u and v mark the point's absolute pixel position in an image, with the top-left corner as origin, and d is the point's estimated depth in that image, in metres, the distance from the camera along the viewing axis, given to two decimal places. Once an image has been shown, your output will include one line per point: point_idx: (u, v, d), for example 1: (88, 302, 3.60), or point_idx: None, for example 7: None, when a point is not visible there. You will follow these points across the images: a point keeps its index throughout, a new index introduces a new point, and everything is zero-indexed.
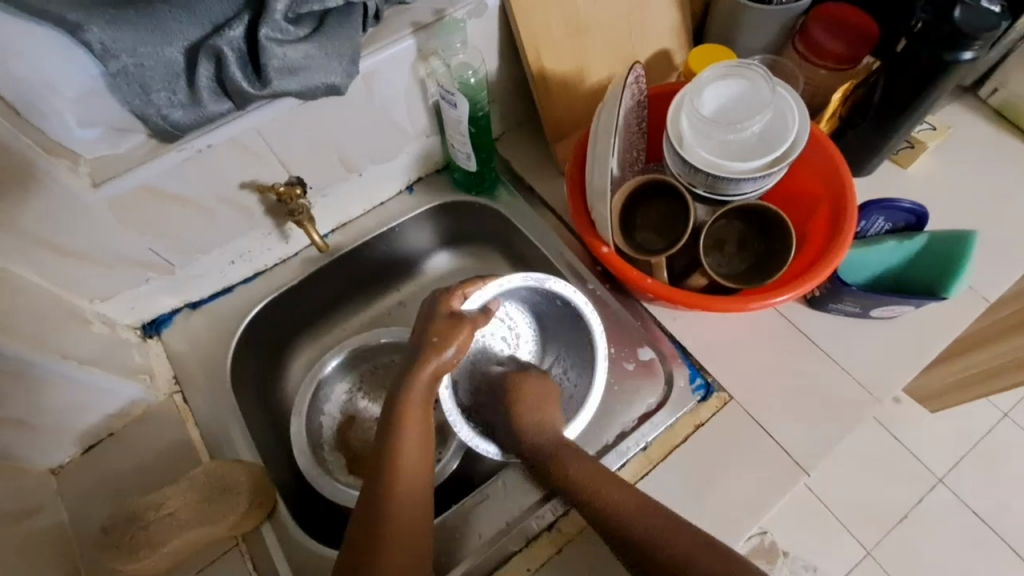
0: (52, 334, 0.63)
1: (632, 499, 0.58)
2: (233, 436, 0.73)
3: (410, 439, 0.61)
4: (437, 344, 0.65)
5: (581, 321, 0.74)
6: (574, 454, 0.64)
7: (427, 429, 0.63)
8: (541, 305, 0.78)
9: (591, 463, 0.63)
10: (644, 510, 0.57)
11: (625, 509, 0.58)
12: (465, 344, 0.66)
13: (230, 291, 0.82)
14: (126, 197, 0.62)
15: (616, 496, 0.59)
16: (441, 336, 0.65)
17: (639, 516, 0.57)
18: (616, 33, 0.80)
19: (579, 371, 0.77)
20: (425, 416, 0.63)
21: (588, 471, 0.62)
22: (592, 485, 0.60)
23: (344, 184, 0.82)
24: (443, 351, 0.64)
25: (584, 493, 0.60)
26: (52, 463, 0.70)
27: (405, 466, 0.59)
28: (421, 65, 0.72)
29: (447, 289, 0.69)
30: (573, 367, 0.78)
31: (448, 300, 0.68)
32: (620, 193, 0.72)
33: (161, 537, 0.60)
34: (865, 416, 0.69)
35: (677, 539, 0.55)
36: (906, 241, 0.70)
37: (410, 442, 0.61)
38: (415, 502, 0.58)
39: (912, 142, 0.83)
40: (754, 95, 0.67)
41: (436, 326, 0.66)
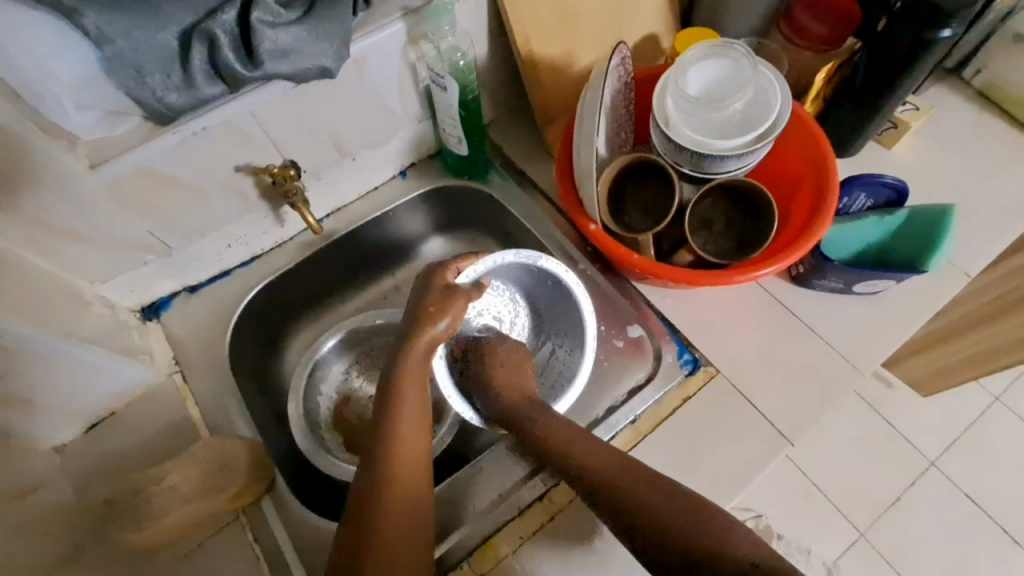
0: (54, 315, 0.64)
1: (610, 452, 0.61)
2: (232, 415, 0.74)
3: (409, 405, 0.62)
4: (431, 320, 0.66)
5: (570, 295, 0.76)
6: (552, 420, 0.66)
7: (422, 414, 0.63)
8: (530, 279, 0.80)
9: (564, 423, 0.65)
10: (617, 463, 0.59)
11: (597, 460, 0.60)
12: (458, 317, 0.68)
13: (227, 274, 0.84)
14: (124, 178, 0.64)
15: (596, 446, 0.61)
16: (437, 309, 0.66)
17: (611, 466, 0.59)
18: (603, 18, 0.81)
19: (571, 347, 0.78)
20: (421, 401, 0.63)
21: (566, 435, 0.63)
22: (568, 440, 0.63)
23: (338, 168, 0.83)
24: (436, 323, 0.66)
25: (558, 449, 0.62)
26: (55, 441, 0.71)
27: (400, 453, 0.59)
28: (412, 50, 0.73)
29: (440, 263, 0.71)
30: (564, 348, 0.79)
31: (443, 273, 0.70)
32: (607, 173, 0.74)
33: (163, 508, 0.62)
34: (848, 387, 0.71)
35: (645, 488, 0.56)
36: (887, 216, 0.72)
37: (405, 425, 0.61)
38: (410, 492, 0.58)
39: (895, 123, 0.84)
40: (736, 73, 0.69)
41: (432, 300, 0.67)
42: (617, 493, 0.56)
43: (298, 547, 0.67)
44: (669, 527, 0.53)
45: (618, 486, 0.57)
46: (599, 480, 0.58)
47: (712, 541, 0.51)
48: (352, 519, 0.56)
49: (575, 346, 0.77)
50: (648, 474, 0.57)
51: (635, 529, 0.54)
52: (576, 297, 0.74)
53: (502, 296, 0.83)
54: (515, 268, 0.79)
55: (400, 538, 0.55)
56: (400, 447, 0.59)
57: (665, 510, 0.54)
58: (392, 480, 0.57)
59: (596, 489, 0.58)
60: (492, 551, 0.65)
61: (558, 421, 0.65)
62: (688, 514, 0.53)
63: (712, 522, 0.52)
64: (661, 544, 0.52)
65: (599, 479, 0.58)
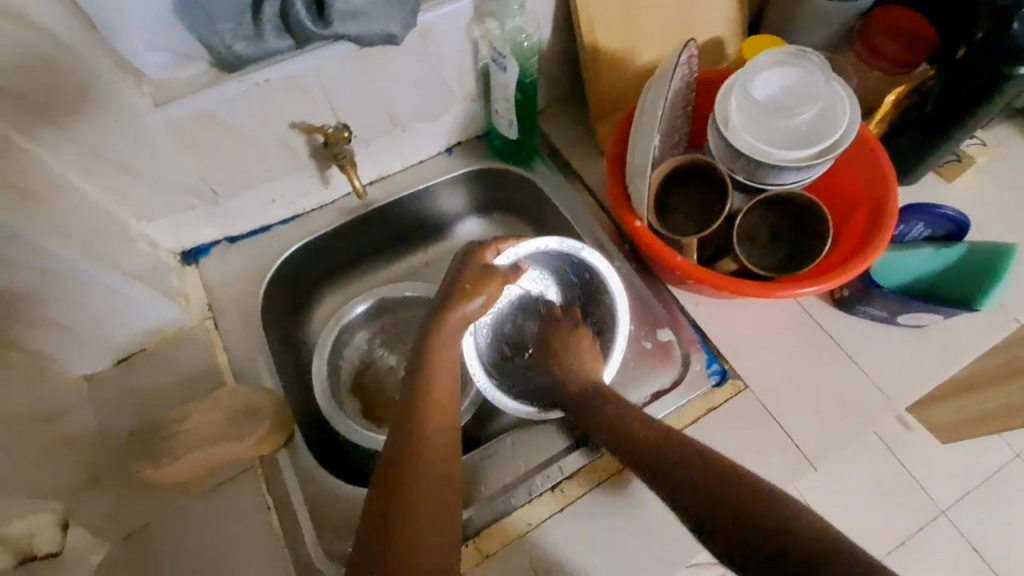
0: (102, 245, 0.66)
1: (650, 419, 0.62)
2: (258, 367, 0.75)
3: (441, 379, 0.61)
4: (467, 296, 0.66)
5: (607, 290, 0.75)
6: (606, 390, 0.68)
7: (450, 392, 0.61)
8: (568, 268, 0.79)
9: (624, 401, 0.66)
10: (662, 433, 0.60)
11: (642, 425, 0.62)
12: (494, 297, 0.67)
13: (267, 230, 0.85)
14: (185, 121, 0.65)
15: (638, 417, 0.63)
16: (474, 286, 0.66)
17: (656, 433, 0.60)
18: (671, 17, 0.80)
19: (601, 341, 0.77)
20: (452, 379, 0.62)
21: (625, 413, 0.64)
22: (609, 408, 0.65)
23: (388, 137, 0.83)
24: (472, 299, 0.65)
25: (604, 416, 0.65)
26: (86, 370, 0.73)
27: (429, 433, 0.57)
28: (477, 26, 0.73)
29: (481, 243, 0.71)
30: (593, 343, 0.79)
31: (483, 253, 0.69)
32: (659, 172, 0.72)
33: (186, 446, 0.64)
34: (878, 418, 0.70)
35: (694, 463, 0.55)
36: (943, 249, 0.70)
37: (435, 401, 0.60)
38: (434, 472, 0.55)
39: (959, 156, 0.81)
40: (807, 84, 0.67)
41: (469, 276, 0.67)
42: (662, 463, 0.57)
43: (309, 505, 0.68)
44: (731, 510, 0.50)
45: (663, 457, 0.58)
46: (641, 448, 0.60)
47: (778, 523, 0.48)
48: (376, 490, 0.54)
49: (604, 341, 0.77)
50: (691, 443, 0.58)
51: (699, 512, 0.52)
52: (611, 292, 0.74)
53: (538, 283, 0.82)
54: (550, 256, 0.79)
55: (427, 516, 0.52)
56: (427, 426, 0.58)
57: (720, 483, 0.53)
58: (417, 456, 0.55)
59: (653, 468, 0.58)
60: (498, 535, 0.65)
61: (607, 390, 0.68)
62: (750, 494, 0.51)
63: (779, 502, 0.49)
64: (720, 526, 0.50)
65: (642, 449, 0.60)
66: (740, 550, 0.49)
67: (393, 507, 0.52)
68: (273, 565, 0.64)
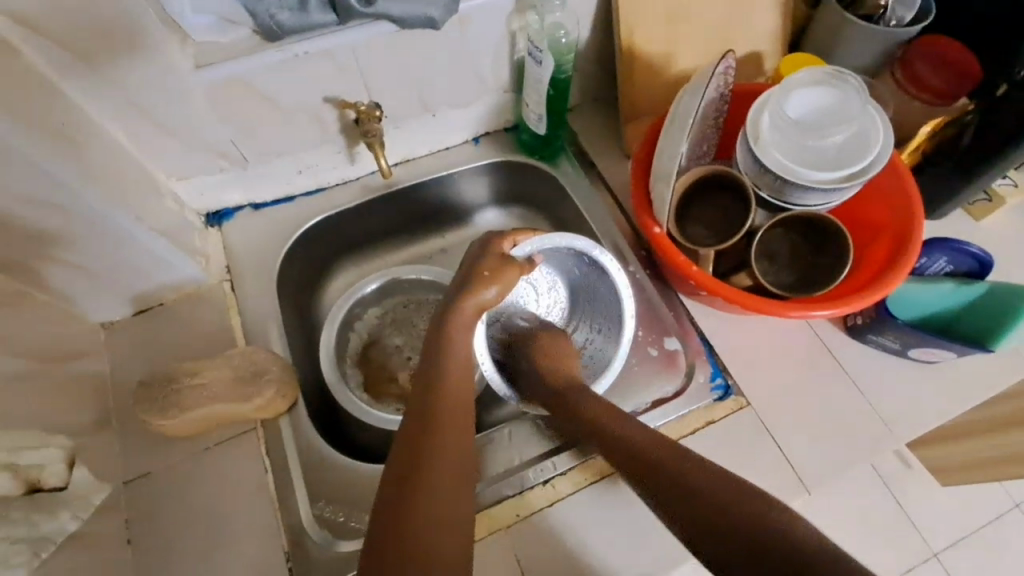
0: (131, 197, 0.67)
1: (636, 427, 0.61)
2: (269, 332, 0.77)
3: (459, 360, 0.62)
4: (481, 283, 0.66)
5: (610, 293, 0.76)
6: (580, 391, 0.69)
7: (460, 376, 0.60)
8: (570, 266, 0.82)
9: (602, 403, 0.66)
10: (647, 441, 0.59)
11: (634, 431, 0.61)
12: (508, 287, 0.68)
13: (290, 200, 0.86)
14: (223, 84, 0.66)
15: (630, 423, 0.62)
16: (492, 274, 0.67)
17: (643, 441, 0.59)
18: (711, 27, 0.80)
19: (605, 343, 0.78)
20: (464, 362, 0.62)
21: (601, 408, 0.65)
22: (592, 411, 0.65)
23: (417, 120, 0.84)
24: (485, 287, 0.66)
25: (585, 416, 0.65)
26: (104, 318, 0.75)
27: (452, 400, 0.58)
28: (517, 18, 0.73)
29: (500, 232, 0.72)
30: (599, 344, 0.79)
31: (500, 242, 0.71)
32: (683, 180, 0.72)
33: (192, 401, 0.65)
34: (879, 449, 0.69)
35: (685, 474, 0.54)
36: (963, 286, 0.69)
37: (448, 392, 0.58)
38: (451, 469, 0.53)
39: (990, 195, 0.79)
40: (843, 106, 0.66)
41: (488, 264, 0.68)
42: (649, 470, 0.56)
43: (305, 472, 0.69)
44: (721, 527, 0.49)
45: (650, 464, 0.57)
46: (626, 454, 0.59)
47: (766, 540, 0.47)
48: (396, 463, 0.53)
49: (610, 344, 0.77)
50: (683, 453, 0.57)
51: (685, 510, 0.52)
52: (621, 296, 0.74)
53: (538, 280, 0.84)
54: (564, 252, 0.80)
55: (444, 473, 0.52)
56: (442, 424, 0.56)
57: (707, 494, 0.52)
58: (436, 452, 0.53)
59: (634, 466, 0.58)
60: (487, 521, 0.67)
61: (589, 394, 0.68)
62: (740, 508, 0.49)
63: (775, 518, 0.48)
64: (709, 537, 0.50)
65: (632, 454, 0.58)
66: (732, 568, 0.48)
67: (407, 499, 0.50)
68: (265, 526, 0.65)
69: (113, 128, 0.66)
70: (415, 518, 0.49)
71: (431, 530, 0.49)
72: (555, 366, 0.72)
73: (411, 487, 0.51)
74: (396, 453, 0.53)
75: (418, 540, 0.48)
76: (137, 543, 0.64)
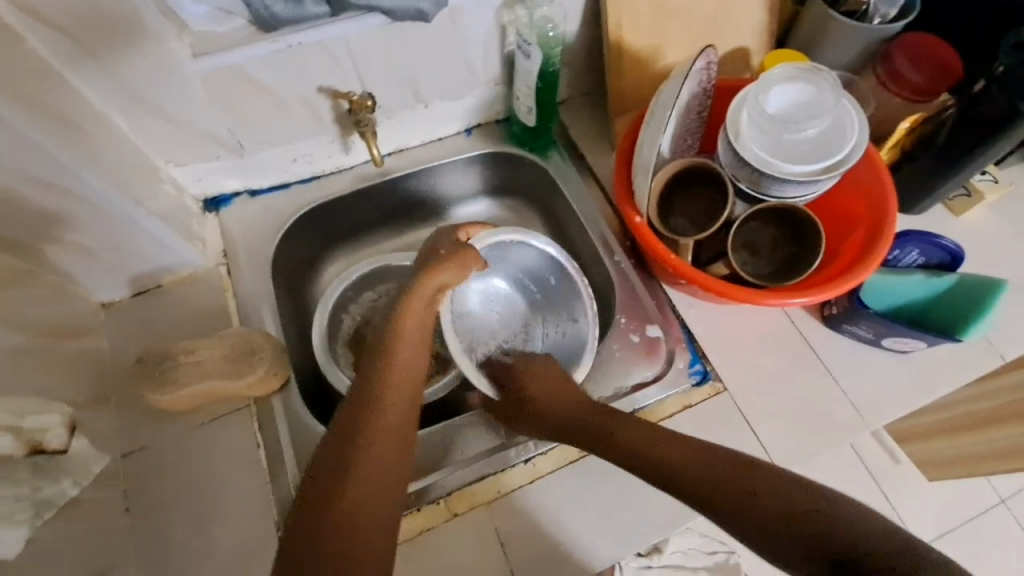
0: (133, 182, 0.70)
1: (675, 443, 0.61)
2: (264, 315, 0.80)
3: (409, 339, 0.67)
4: (434, 269, 0.73)
5: (562, 271, 0.83)
6: (606, 417, 0.68)
7: (407, 358, 0.66)
8: (513, 268, 0.89)
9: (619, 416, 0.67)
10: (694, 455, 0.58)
11: (660, 447, 0.61)
12: (468, 264, 0.75)
13: (286, 187, 0.89)
14: (219, 73, 0.68)
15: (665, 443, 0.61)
16: (448, 254, 0.75)
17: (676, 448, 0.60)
18: (697, 23, 0.82)
19: (573, 320, 0.83)
20: (415, 342, 0.68)
21: (624, 424, 0.66)
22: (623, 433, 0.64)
23: (411, 111, 0.86)
24: (438, 272, 0.72)
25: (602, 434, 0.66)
26: (103, 298, 0.78)
27: (394, 375, 0.63)
28: (507, 12, 0.75)
29: (453, 225, 0.80)
30: (563, 331, 0.85)
31: (455, 232, 0.79)
32: (664, 173, 0.74)
33: (186, 377, 0.68)
34: (849, 434, 0.71)
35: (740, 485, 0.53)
36: (934, 277, 0.71)
37: (393, 386, 0.62)
38: (384, 466, 0.56)
39: (969, 191, 0.81)
40: (818, 101, 0.69)
41: (445, 247, 0.76)
42: (704, 483, 0.55)
43: (296, 448, 0.72)
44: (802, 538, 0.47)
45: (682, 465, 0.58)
46: (655, 466, 0.60)
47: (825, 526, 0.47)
48: (336, 444, 0.56)
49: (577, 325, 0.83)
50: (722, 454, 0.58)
51: (715, 506, 0.54)
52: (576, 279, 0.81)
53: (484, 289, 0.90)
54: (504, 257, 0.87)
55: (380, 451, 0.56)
56: (380, 425, 0.58)
57: (759, 502, 0.51)
58: (366, 448, 0.56)
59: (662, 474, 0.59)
60: (467, 497, 0.70)
61: (613, 416, 0.67)
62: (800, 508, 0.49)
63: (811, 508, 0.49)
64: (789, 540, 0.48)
65: (669, 473, 0.58)
66: (805, 567, 0.47)
67: (331, 489, 0.52)
68: (256, 497, 0.68)
69: (113, 113, 0.69)
70: (342, 501, 0.51)
71: (354, 512, 0.51)
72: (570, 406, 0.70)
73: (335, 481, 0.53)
74: (331, 444, 0.56)
75: (335, 539, 0.49)
76: (134, 512, 0.67)
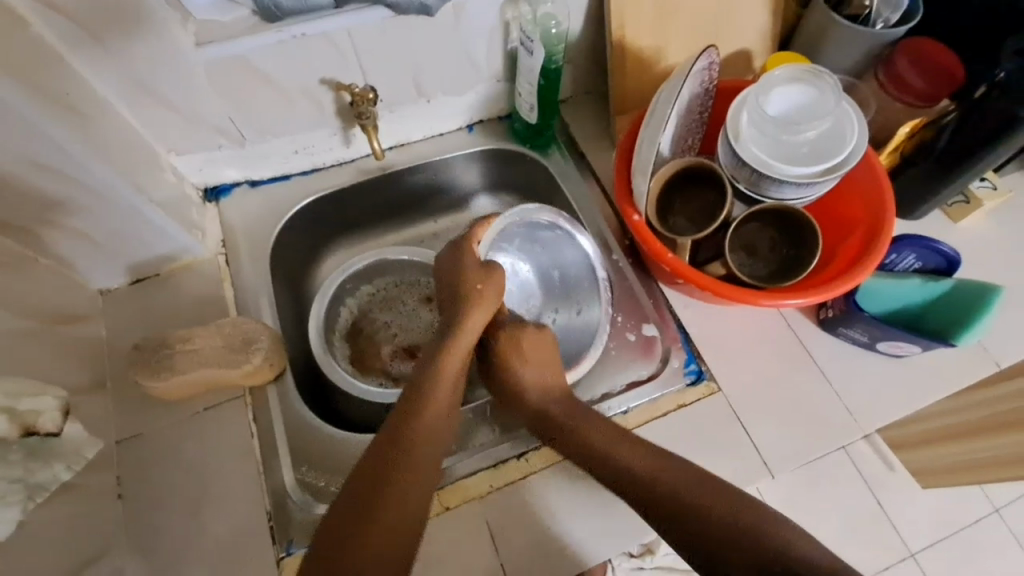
0: (134, 169, 0.70)
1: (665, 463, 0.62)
2: (262, 306, 0.80)
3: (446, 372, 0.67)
4: (469, 307, 0.73)
5: (586, 262, 0.83)
6: (585, 414, 0.69)
7: (440, 397, 0.65)
8: (541, 248, 0.89)
9: (605, 422, 0.67)
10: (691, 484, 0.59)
11: (658, 470, 0.61)
12: (497, 289, 0.76)
13: (287, 179, 0.89)
14: (223, 62, 0.68)
15: (659, 462, 0.62)
16: (482, 283, 0.74)
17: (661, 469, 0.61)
18: (701, 24, 0.82)
19: (582, 310, 0.85)
20: (453, 377, 0.68)
21: (604, 428, 0.66)
22: (598, 437, 0.66)
23: (413, 106, 0.87)
24: (476, 306, 0.73)
25: (582, 440, 0.66)
26: (101, 285, 0.78)
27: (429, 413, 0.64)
28: (510, 8, 0.75)
29: (464, 237, 0.79)
30: (579, 321, 0.85)
31: (470, 246, 0.78)
32: (664, 171, 0.74)
33: (182, 365, 0.68)
34: (842, 437, 0.71)
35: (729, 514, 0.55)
36: (931, 282, 0.71)
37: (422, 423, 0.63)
38: (405, 516, 0.57)
39: (967, 197, 0.81)
40: (819, 104, 0.69)
41: (473, 273, 0.75)
42: (688, 506, 0.57)
43: (290, 439, 0.72)
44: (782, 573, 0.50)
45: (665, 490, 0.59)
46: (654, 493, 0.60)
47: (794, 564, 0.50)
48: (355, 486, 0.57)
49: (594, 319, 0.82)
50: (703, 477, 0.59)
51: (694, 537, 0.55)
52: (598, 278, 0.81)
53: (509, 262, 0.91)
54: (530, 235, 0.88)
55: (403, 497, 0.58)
56: (409, 471, 0.59)
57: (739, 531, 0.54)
58: (395, 499, 0.57)
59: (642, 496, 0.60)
60: (460, 491, 0.70)
61: (597, 422, 0.67)
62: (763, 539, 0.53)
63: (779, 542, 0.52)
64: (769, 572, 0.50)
65: (658, 493, 0.59)
66: None
67: (357, 539, 0.54)
68: (249, 487, 0.68)
69: (116, 99, 0.69)
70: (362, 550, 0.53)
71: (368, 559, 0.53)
72: (550, 390, 0.72)
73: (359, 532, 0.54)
74: (360, 488, 0.57)
75: None
76: (126, 498, 0.67)
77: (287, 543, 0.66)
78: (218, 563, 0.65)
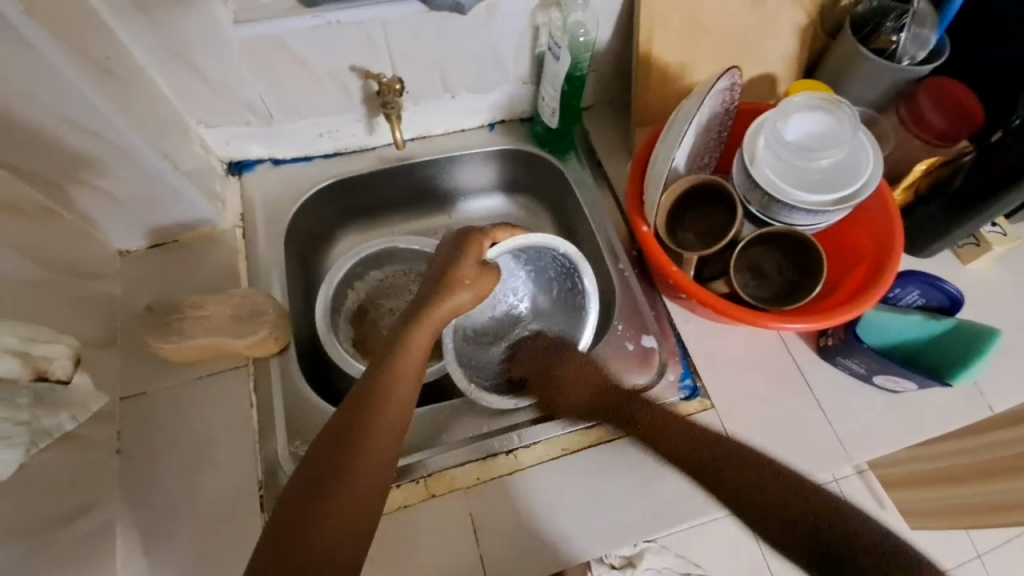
0: (164, 138, 0.72)
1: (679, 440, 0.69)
2: (272, 281, 0.82)
3: (415, 348, 0.63)
4: (451, 285, 0.68)
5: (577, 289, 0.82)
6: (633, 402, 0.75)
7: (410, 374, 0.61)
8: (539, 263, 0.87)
9: (660, 412, 0.74)
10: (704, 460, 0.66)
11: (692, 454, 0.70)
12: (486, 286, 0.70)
13: (309, 160, 0.91)
14: (257, 41, 0.71)
15: (685, 434, 0.72)
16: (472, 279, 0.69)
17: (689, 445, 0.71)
18: (727, 44, 0.83)
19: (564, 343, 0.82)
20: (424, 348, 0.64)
21: (657, 423, 0.73)
22: (649, 420, 0.73)
23: (438, 99, 0.88)
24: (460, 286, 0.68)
25: (643, 427, 0.73)
26: (122, 246, 0.80)
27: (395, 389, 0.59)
28: (542, 13, 0.77)
29: (482, 231, 0.74)
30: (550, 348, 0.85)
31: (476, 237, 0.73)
32: (677, 186, 0.75)
33: (191, 330, 0.70)
34: (830, 466, 0.72)
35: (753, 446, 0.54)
36: (930, 320, 0.72)
37: (392, 399, 0.59)
38: (360, 496, 0.53)
39: (977, 240, 0.82)
40: (836, 133, 0.70)
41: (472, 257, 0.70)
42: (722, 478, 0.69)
43: (287, 412, 0.74)
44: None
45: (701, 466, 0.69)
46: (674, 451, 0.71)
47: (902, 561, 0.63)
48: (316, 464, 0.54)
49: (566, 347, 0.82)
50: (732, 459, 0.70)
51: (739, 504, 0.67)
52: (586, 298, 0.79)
53: (508, 266, 0.86)
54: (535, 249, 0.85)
55: (362, 481, 0.54)
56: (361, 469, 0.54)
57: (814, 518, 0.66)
58: (348, 480, 0.53)
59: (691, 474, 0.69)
60: (448, 480, 0.71)
61: (648, 411, 0.74)
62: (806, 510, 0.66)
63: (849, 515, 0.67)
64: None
65: (696, 469, 0.69)
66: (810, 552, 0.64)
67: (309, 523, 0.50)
68: (243, 456, 0.70)
69: (152, 67, 0.71)
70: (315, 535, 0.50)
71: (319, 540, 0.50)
72: (588, 394, 0.76)
73: (299, 536, 0.50)
74: (302, 486, 0.52)
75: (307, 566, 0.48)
76: (124, 454, 0.69)
77: (275, 513, 0.67)
78: (207, 526, 0.66)
